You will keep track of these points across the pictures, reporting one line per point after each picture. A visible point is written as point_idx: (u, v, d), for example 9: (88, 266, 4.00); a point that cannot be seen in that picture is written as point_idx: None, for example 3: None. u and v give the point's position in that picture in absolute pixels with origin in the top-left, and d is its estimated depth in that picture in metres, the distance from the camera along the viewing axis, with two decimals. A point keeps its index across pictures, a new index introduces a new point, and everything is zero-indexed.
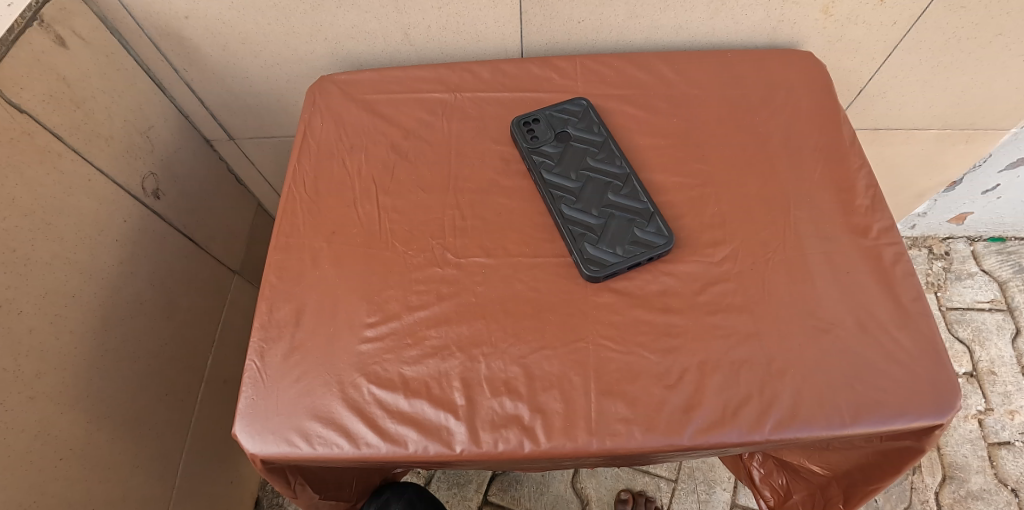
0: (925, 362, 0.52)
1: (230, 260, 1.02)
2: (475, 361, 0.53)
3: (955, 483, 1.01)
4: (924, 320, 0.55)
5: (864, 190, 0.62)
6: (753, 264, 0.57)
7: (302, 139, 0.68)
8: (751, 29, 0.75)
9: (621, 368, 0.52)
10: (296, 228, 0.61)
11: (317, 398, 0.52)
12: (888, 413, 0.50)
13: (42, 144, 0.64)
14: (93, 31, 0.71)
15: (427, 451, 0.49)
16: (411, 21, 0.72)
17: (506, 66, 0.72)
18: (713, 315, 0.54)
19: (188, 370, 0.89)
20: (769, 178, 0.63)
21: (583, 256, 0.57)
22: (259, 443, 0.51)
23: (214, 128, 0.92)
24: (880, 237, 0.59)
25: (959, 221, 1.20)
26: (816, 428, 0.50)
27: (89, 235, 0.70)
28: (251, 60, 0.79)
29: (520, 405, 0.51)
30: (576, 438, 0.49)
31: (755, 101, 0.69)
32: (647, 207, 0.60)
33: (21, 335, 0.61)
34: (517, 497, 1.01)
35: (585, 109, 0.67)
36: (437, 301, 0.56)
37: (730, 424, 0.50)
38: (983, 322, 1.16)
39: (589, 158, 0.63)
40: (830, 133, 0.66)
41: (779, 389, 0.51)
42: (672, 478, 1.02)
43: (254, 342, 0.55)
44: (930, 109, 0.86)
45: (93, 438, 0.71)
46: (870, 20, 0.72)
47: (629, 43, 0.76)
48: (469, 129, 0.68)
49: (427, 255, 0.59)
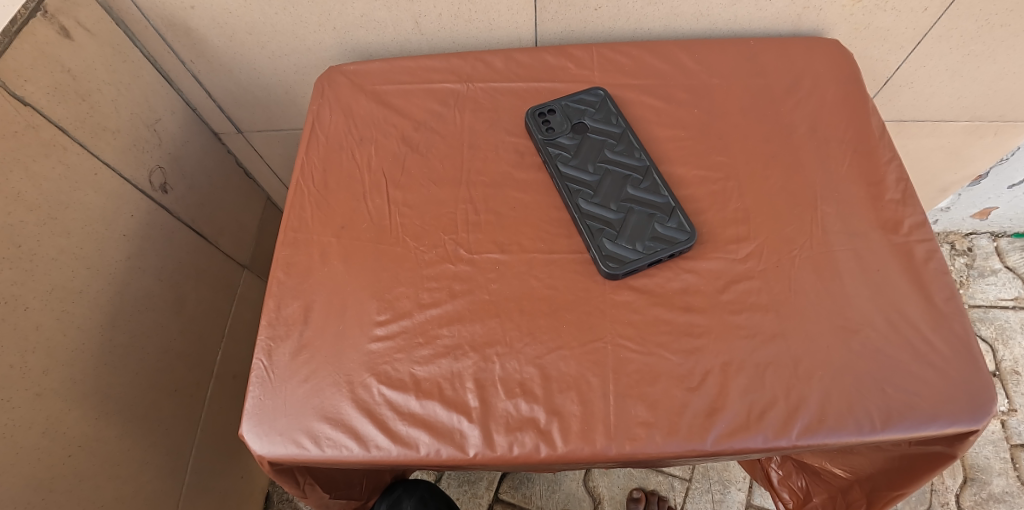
0: (959, 365, 0.50)
1: (240, 254, 1.01)
2: (489, 362, 0.51)
3: (976, 485, 0.98)
4: (958, 320, 0.52)
5: (894, 184, 0.59)
6: (778, 261, 0.55)
7: (310, 131, 0.66)
8: (774, 16, 0.72)
9: (641, 369, 0.50)
10: (304, 223, 0.60)
11: (326, 398, 0.51)
12: (921, 419, 0.48)
13: (48, 137, 0.63)
14: (98, 23, 0.69)
15: (440, 454, 0.48)
16: (421, 9, 0.70)
17: (520, 56, 0.70)
18: (737, 314, 0.52)
19: (198, 365, 0.88)
20: (794, 172, 0.60)
21: (601, 252, 0.54)
22: (266, 445, 0.50)
23: (222, 121, 0.90)
24: (911, 234, 0.56)
25: (983, 216, 1.16)
26: (844, 434, 0.47)
27: (96, 229, 0.69)
28: (258, 51, 0.77)
29: (536, 407, 0.49)
30: (594, 442, 0.47)
31: (780, 91, 0.66)
32: (668, 201, 0.57)
33: (28, 331, 0.60)
34: (529, 495, 1.00)
35: (602, 99, 0.65)
36: (449, 299, 0.54)
37: (755, 429, 0.48)
38: (1007, 320, 1.12)
39: (607, 150, 0.61)
40: (858, 125, 0.63)
41: (806, 392, 0.49)
42: (686, 478, 1.00)
43: (261, 341, 0.54)
44: (957, 100, 0.82)
45: (102, 435, 0.70)
46: (901, 6, 0.68)
47: (647, 31, 0.73)
48: (482, 120, 0.66)
49: (439, 250, 0.57)
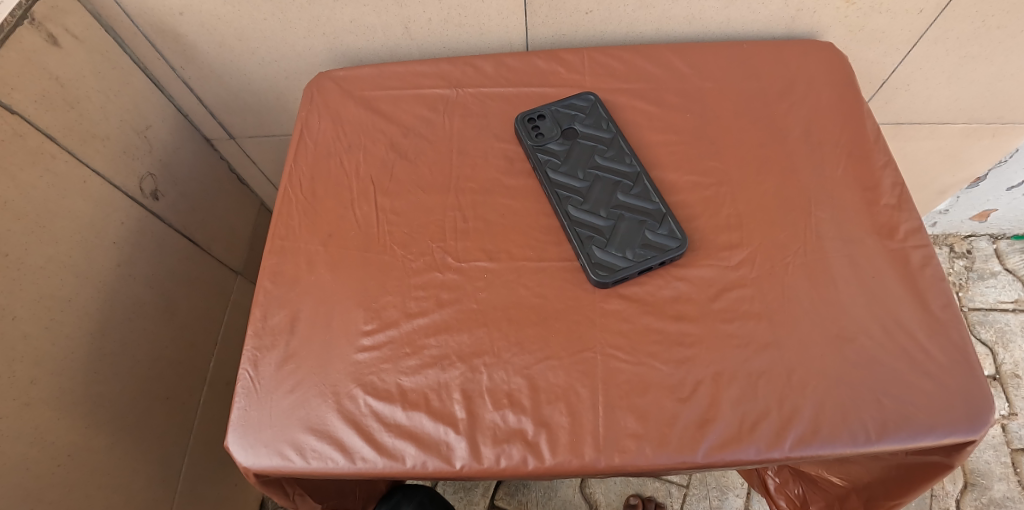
0: (956, 373, 0.49)
1: (233, 261, 1.00)
2: (476, 372, 0.50)
3: (977, 490, 0.97)
4: (955, 328, 0.51)
5: (890, 189, 0.58)
6: (771, 268, 0.54)
7: (299, 138, 0.66)
8: (768, 19, 0.71)
9: (631, 379, 0.49)
10: (292, 231, 0.59)
11: (312, 409, 0.50)
12: (917, 429, 0.47)
13: (35, 145, 0.62)
14: (86, 29, 0.69)
15: (426, 466, 0.47)
16: (411, 14, 0.69)
17: (510, 60, 0.69)
18: (729, 323, 0.51)
19: (190, 373, 0.87)
20: (788, 177, 0.59)
21: (591, 260, 0.54)
22: (252, 457, 0.49)
23: (214, 127, 0.90)
24: (907, 240, 0.55)
25: (982, 218, 1.15)
26: (838, 445, 0.46)
27: (85, 237, 0.68)
28: (249, 56, 0.76)
29: (524, 419, 0.48)
30: (583, 455, 0.47)
31: (773, 95, 0.65)
32: (659, 208, 0.57)
33: (15, 341, 0.60)
34: (525, 502, 0.99)
35: (593, 104, 0.64)
36: (436, 308, 0.54)
37: (748, 440, 0.47)
38: (1007, 323, 1.11)
39: (597, 156, 0.60)
40: (853, 128, 0.62)
41: (800, 402, 0.48)
42: (683, 484, 0.99)
43: (247, 351, 0.53)
44: (955, 102, 0.81)
45: (91, 445, 0.69)
46: (895, 8, 0.67)
47: (639, 35, 0.73)
48: (471, 126, 0.65)
49: (427, 258, 0.56)
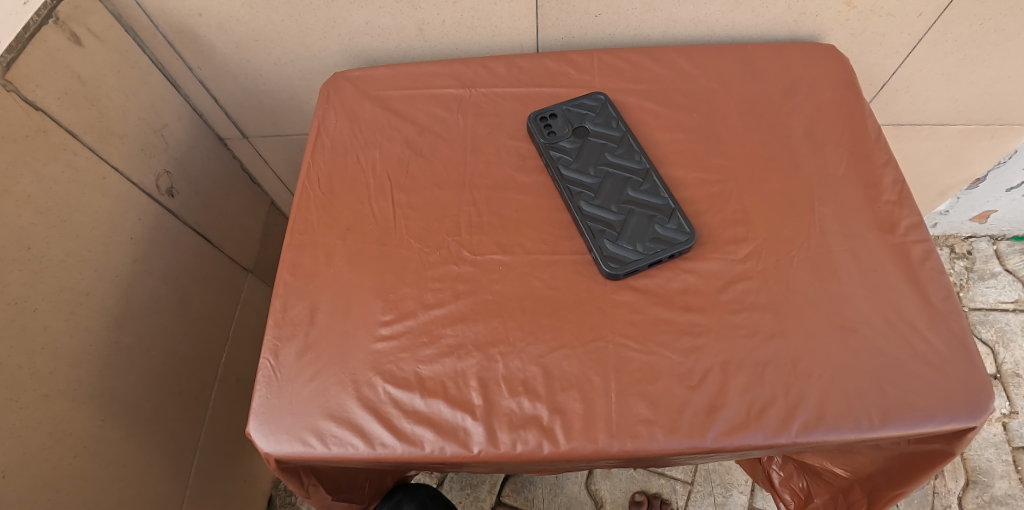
0: (956, 362, 0.51)
1: (244, 258, 1.02)
2: (492, 361, 0.52)
3: (979, 488, 0.98)
4: (955, 319, 0.53)
5: (890, 186, 0.60)
6: (777, 261, 0.56)
7: (316, 136, 0.68)
8: (772, 22, 0.73)
9: (642, 368, 0.51)
10: (310, 225, 0.61)
11: (331, 397, 0.51)
12: (918, 416, 0.48)
13: (57, 141, 0.64)
14: (107, 29, 0.71)
15: (444, 452, 0.49)
16: (425, 16, 0.71)
17: (521, 61, 0.71)
18: (737, 314, 0.53)
19: (202, 367, 0.89)
20: (792, 175, 0.61)
21: (602, 253, 0.55)
22: (273, 443, 0.50)
23: (228, 126, 0.92)
24: (908, 235, 0.57)
25: (982, 219, 1.17)
26: (843, 431, 0.48)
27: (104, 233, 0.70)
28: (265, 57, 0.78)
29: (539, 405, 0.50)
30: (596, 440, 0.48)
31: (777, 95, 0.67)
32: (668, 203, 0.58)
33: (36, 332, 0.61)
34: (531, 499, 1.00)
35: (602, 104, 0.66)
36: (452, 299, 0.55)
37: (755, 427, 0.48)
38: (1007, 323, 1.13)
39: (607, 154, 0.62)
40: (855, 128, 0.64)
41: (805, 390, 0.49)
42: (688, 481, 1.00)
43: (268, 340, 0.55)
44: (954, 104, 0.83)
45: (107, 436, 0.71)
46: (895, 12, 0.69)
47: (646, 37, 0.75)
48: (484, 124, 0.67)
49: (443, 252, 0.58)
